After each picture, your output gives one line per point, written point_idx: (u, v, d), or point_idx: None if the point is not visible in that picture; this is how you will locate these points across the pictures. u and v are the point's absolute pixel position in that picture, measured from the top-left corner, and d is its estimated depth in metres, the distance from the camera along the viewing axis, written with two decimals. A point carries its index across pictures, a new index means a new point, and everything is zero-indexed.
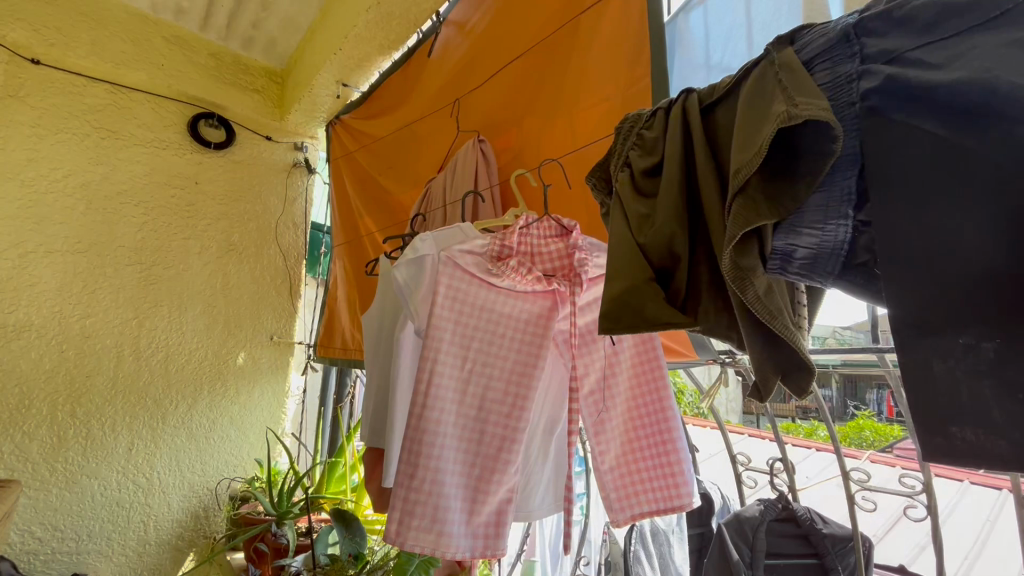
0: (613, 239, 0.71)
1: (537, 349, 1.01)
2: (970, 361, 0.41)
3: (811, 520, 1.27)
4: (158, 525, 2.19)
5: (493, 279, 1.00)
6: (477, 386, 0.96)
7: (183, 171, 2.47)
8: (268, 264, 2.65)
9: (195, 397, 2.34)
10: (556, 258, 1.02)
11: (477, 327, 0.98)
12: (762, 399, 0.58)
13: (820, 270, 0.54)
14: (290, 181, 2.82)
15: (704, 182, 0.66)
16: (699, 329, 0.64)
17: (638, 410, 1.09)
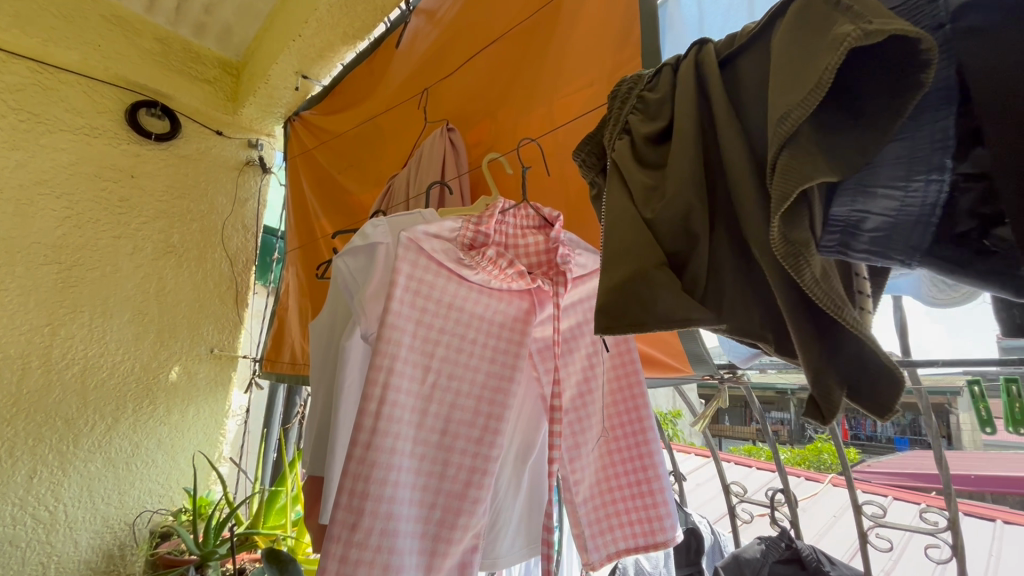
0: (611, 218, 0.57)
1: (512, 360, 0.84)
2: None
3: (818, 562, 1.10)
4: (60, 568, 1.86)
5: (462, 273, 0.81)
6: (440, 404, 0.77)
7: (117, 162, 2.22)
8: (212, 269, 2.40)
9: (116, 417, 2.04)
10: (535, 252, 0.87)
11: (442, 330, 0.80)
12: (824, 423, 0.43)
13: (900, 243, 0.41)
14: (242, 180, 2.59)
15: (728, 144, 0.52)
16: (725, 328, 0.49)
17: (618, 432, 0.95)
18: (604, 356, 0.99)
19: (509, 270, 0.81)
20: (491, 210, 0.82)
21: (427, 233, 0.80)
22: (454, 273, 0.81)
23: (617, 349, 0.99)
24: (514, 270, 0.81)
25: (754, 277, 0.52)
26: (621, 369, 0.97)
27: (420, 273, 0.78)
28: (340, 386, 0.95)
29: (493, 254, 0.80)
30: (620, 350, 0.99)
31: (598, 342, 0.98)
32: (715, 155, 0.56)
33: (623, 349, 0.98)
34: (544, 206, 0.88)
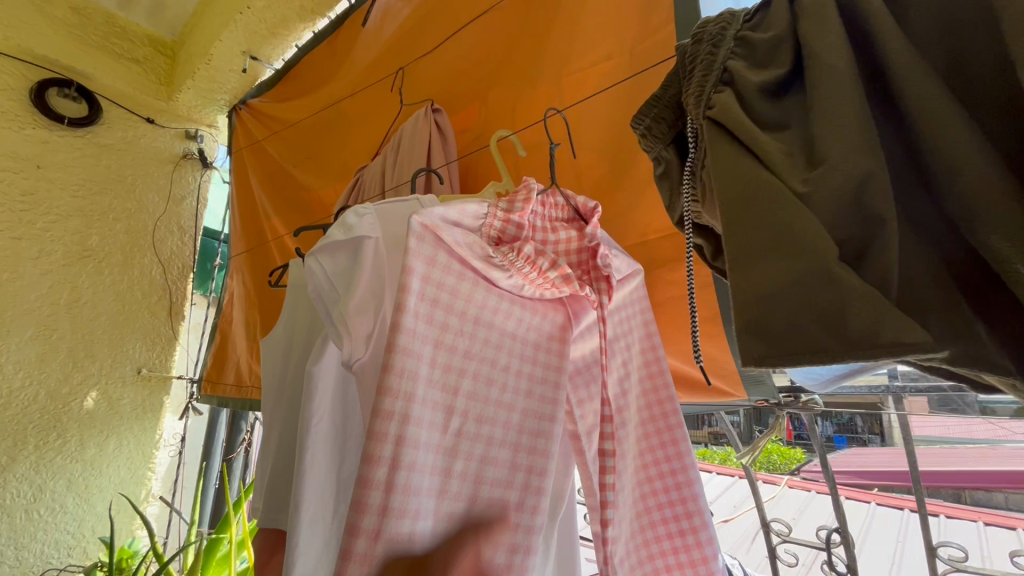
0: (733, 198, 0.40)
1: (549, 392, 0.68)
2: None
3: None
4: None
5: (492, 277, 0.64)
6: (467, 456, 0.59)
7: (19, 150, 1.85)
8: (139, 276, 2.06)
9: (12, 455, 1.67)
10: (569, 251, 0.71)
11: (466, 356, 0.61)
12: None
13: None
14: (178, 175, 2.25)
15: (920, 90, 0.36)
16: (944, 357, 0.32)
17: (659, 466, 0.75)
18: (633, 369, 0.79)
19: (551, 271, 0.65)
20: (523, 196, 0.66)
21: (452, 224, 0.62)
22: (479, 275, 0.64)
23: (648, 358, 0.79)
24: (559, 272, 0.65)
25: (967, 281, 0.35)
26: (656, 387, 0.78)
27: (440, 279, 0.60)
28: (304, 421, 0.72)
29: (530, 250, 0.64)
30: (652, 360, 0.79)
31: (631, 351, 0.78)
32: (888, 107, 0.39)
33: (652, 356, 0.78)
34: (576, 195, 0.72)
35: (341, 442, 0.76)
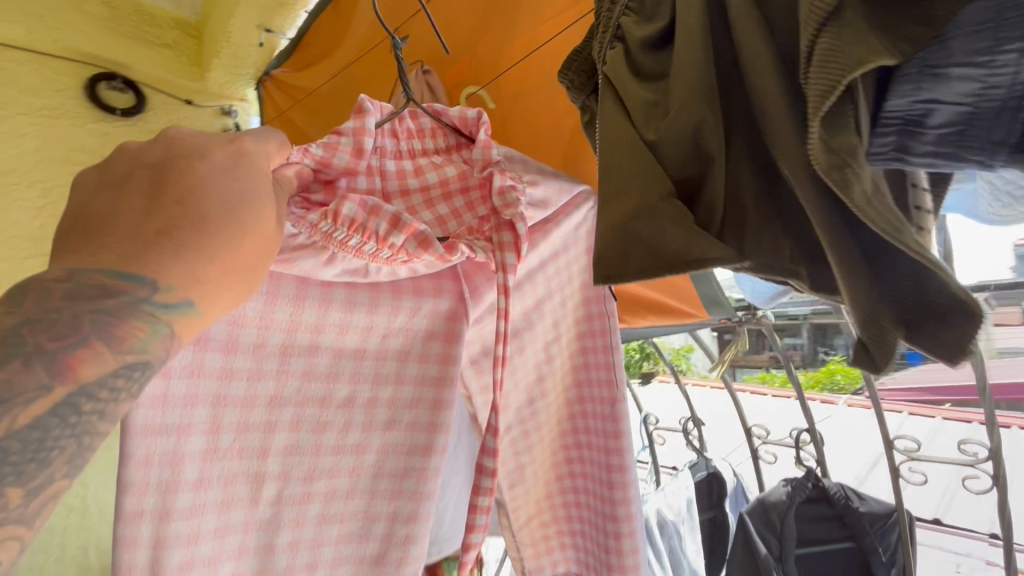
0: (603, 143, 0.48)
1: (409, 432, 0.71)
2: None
3: (846, 498, 0.96)
4: None
5: (306, 271, 0.59)
6: (263, 510, 0.62)
7: (87, 144, 1.92)
8: None
9: None
10: (450, 207, 0.70)
11: (275, 412, 0.63)
12: (876, 369, 0.36)
13: (976, 136, 0.30)
14: None
15: (745, 37, 0.42)
16: (749, 267, 0.42)
17: (574, 448, 0.77)
18: (565, 350, 0.79)
19: (392, 236, 0.58)
20: (347, 143, 0.60)
21: (287, 165, 0.56)
22: (301, 286, 0.62)
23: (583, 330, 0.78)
24: (405, 236, 0.58)
25: (784, 209, 0.43)
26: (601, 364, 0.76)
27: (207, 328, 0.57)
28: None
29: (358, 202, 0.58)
30: (591, 332, 0.78)
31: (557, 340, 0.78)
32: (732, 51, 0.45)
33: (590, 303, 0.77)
34: (449, 108, 0.67)
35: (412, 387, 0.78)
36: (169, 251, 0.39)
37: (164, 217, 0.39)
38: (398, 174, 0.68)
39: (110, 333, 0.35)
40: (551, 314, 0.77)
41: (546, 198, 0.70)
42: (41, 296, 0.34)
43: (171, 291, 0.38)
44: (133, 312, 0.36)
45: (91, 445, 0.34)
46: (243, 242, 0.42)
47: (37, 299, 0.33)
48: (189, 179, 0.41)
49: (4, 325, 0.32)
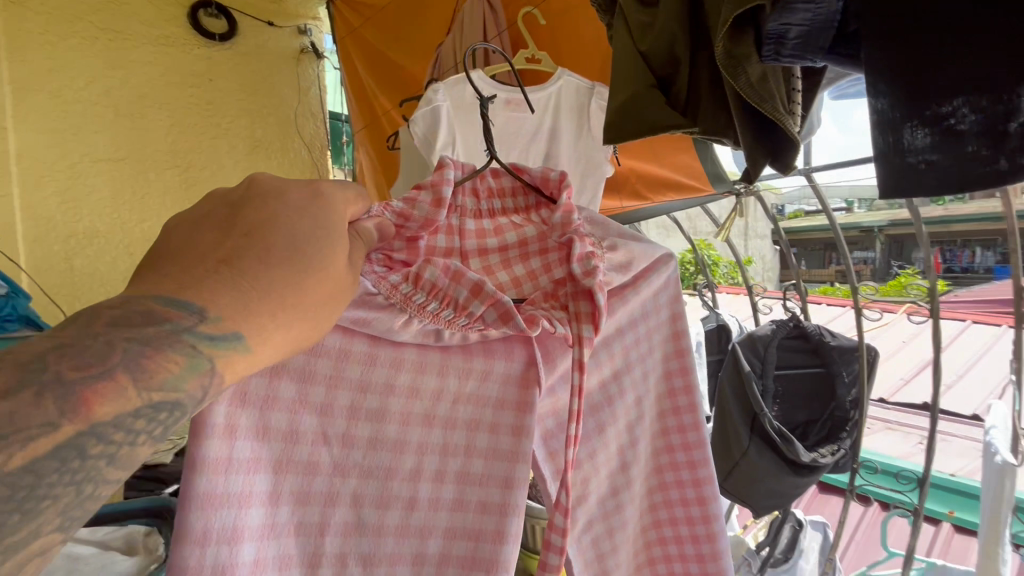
0: (614, 51, 0.72)
1: (480, 512, 0.65)
2: (945, 140, 0.42)
3: (820, 335, 1.27)
4: None
5: (382, 331, 0.59)
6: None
7: (195, 70, 2.19)
8: (294, 159, 2.48)
9: None
10: (524, 266, 0.70)
11: (339, 482, 0.61)
12: (784, 168, 0.62)
13: (812, 47, 0.53)
14: (301, 69, 2.51)
15: None
16: (698, 131, 0.67)
17: (662, 508, 0.79)
18: (647, 429, 0.78)
19: (473, 303, 0.59)
20: (428, 196, 0.62)
21: (368, 219, 0.57)
22: (367, 349, 0.61)
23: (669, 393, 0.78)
24: (487, 306, 0.58)
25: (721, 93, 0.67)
26: (689, 431, 0.77)
27: (275, 388, 0.57)
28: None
29: (442, 265, 0.61)
30: (677, 406, 0.77)
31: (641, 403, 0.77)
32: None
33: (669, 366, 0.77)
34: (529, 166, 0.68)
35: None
36: (234, 279, 0.39)
37: (233, 245, 0.40)
38: (477, 234, 0.70)
39: (140, 366, 0.34)
40: (632, 387, 0.76)
41: (628, 260, 0.69)
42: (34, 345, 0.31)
43: (229, 330, 0.37)
44: (172, 342, 0.35)
45: (96, 494, 0.32)
46: (307, 286, 0.42)
47: (81, 327, 0.33)
48: (267, 212, 0.43)
49: (34, 349, 0.31)
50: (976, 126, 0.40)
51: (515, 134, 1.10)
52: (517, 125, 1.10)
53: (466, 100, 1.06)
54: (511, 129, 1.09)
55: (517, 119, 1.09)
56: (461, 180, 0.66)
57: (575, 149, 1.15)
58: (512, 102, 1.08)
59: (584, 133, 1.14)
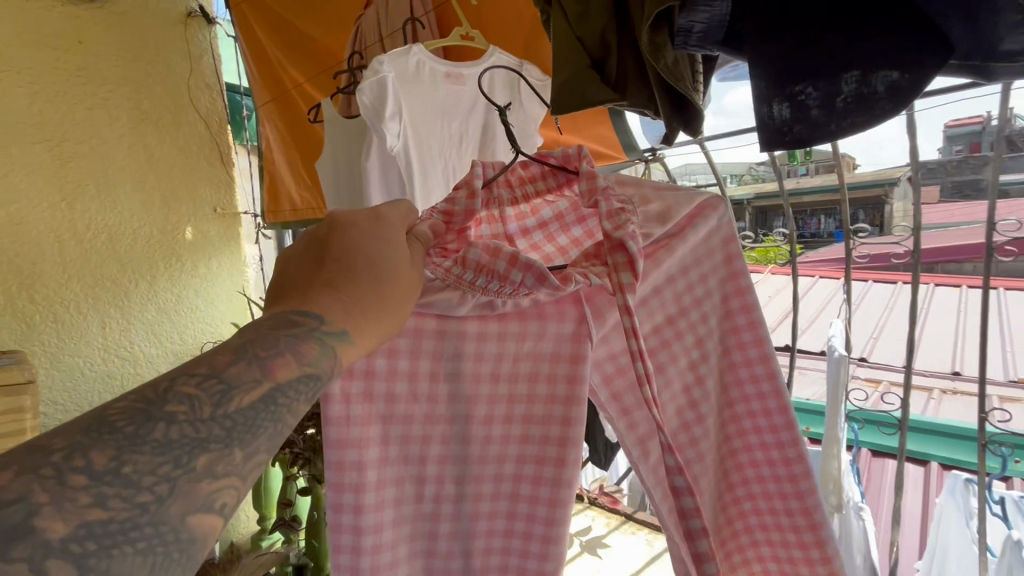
0: (557, 37, 0.85)
1: (542, 443, 0.73)
2: (795, 109, 0.60)
3: None
4: (143, 364, 1.94)
5: (444, 309, 0.66)
6: (446, 514, 0.71)
7: (63, 30, 1.75)
8: (190, 133, 2.03)
9: (152, 272, 1.95)
10: (565, 238, 0.81)
11: (430, 428, 0.69)
12: (694, 131, 0.81)
13: (710, 41, 0.66)
14: (190, 34, 2.03)
15: None
16: (626, 104, 0.83)
17: (740, 451, 0.76)
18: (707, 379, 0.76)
19: (514, 272, 0.62)
20: (464, 190, 0.64)
21: (419, 224, 0.63)
22: (436, 330, 0.68)
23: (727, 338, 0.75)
24: (523, 272, 0.61)
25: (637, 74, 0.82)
26: (755, 365, 0.73)
27: (372, 363, 0.65)
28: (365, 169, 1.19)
29: (484, 246, 0.64)
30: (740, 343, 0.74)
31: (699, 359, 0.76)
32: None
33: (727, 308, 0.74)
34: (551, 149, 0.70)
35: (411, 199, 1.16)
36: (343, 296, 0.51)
37: (330, 270, 0.53)
38: (515, 218, 0.79)
39: (297, 349, 0.46)
40: (690, 333, 0.75)
41: (664, 211, 0.69)
42: (230, 345, 0.45)
43: (333, 332, 0.49)
44: (306, 338, 0.47)
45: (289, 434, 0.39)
46: (383, 283, 0.54)
47: (253, 326, 0.47)
48: (344, 242, 0.54)
49: (233, 345, 0.44)
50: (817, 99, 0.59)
51: (455, 106, 1.18)
52: (456, 98, 1.18)
53: (410, 73, 1.12)
54: (450, 101, 1.17)
55: (457, 93, 1.17)
56: (494, 177, 0.70)
57: (506, 118, 1.22)
58: (454, 76, 1.16)
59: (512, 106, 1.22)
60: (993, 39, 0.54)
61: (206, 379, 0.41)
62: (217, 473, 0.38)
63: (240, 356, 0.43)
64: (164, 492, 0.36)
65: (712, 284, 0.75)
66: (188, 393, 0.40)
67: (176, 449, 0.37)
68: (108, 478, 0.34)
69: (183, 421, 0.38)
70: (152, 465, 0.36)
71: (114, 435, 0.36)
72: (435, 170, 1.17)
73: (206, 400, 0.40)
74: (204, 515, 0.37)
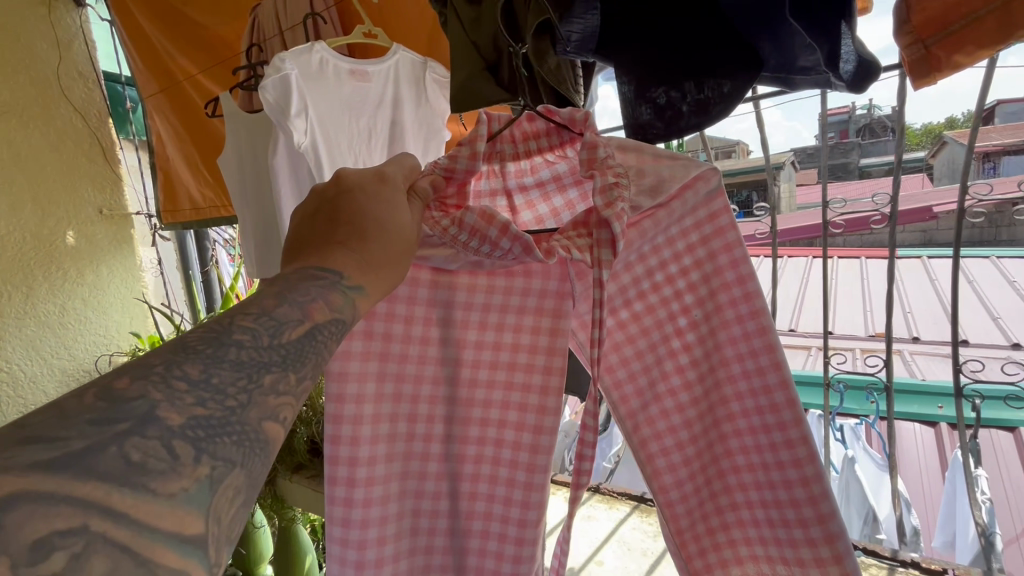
0: (451, 42, 0.90)
1: None
2: (655, 110, 0.67)
3: None
4: (25, 387, 1.73)
5: (433, 256, 0.54)
6: (435, 480, 0.57)
7: None
8: (62, 128, 1.83)
9: (28, 283, 1.74)
10: (563, 200, 0.63)
11: (426, 394, 0.56)
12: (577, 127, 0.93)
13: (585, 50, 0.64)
14: (54, 16, 1.80)
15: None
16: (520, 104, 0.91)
17: (725, 436, 0.57)
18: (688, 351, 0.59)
19: (502, 240, 0.48)
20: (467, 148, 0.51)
21: (421, 176, 0.52)
22: (435, 278, 0.56)
23: (713, 299, 0.57)
24: (509, 240, 0.48)
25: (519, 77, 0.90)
26: (754, 339, 0.55)
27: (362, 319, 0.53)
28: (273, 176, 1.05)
29: (479, 210, 0.49)
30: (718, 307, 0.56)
31: (679, 325, 0.59)
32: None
33: (712, 262, 0.56)
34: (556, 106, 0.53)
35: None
36: (360, 249, 0.44)
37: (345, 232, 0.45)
38: (517, 174, 0.61)
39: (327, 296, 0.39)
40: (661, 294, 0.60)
41: (658, 182, 0.55)
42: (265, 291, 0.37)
43: (354, 289, 0.42)
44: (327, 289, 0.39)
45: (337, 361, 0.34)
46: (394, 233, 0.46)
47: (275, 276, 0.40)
48: (356, 203, 0.46)
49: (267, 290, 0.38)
50: (670, 104, 0.67)
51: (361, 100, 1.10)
52: (363, 94, 1.09)
53: (313, 70, 1.03)
54: (356, 96, 1.09)
55: (362, 89, 1.09)
56: (498, 130, 0.54)
57: (414, 115, 1.16)
58: (358, 73, 1.08)
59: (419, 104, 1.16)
60: (791, 57, 0.60)
61: (260, 314, 0.35)
62: (280, 391, 0.33)
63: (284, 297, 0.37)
64: (240, 400, 0.31)
65: (700, 231, 0.57)
66: (252, 325, 0.34)
67: (250, 367, 0.32)
68: (201, 384, 0.30)
69: (252, 346, 0.33)
70: (221, 376, 0.31)
71: (198, 354, 0.31)
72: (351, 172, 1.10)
73: (264, 331, 0.34)
74: (275, 422, 0.32)
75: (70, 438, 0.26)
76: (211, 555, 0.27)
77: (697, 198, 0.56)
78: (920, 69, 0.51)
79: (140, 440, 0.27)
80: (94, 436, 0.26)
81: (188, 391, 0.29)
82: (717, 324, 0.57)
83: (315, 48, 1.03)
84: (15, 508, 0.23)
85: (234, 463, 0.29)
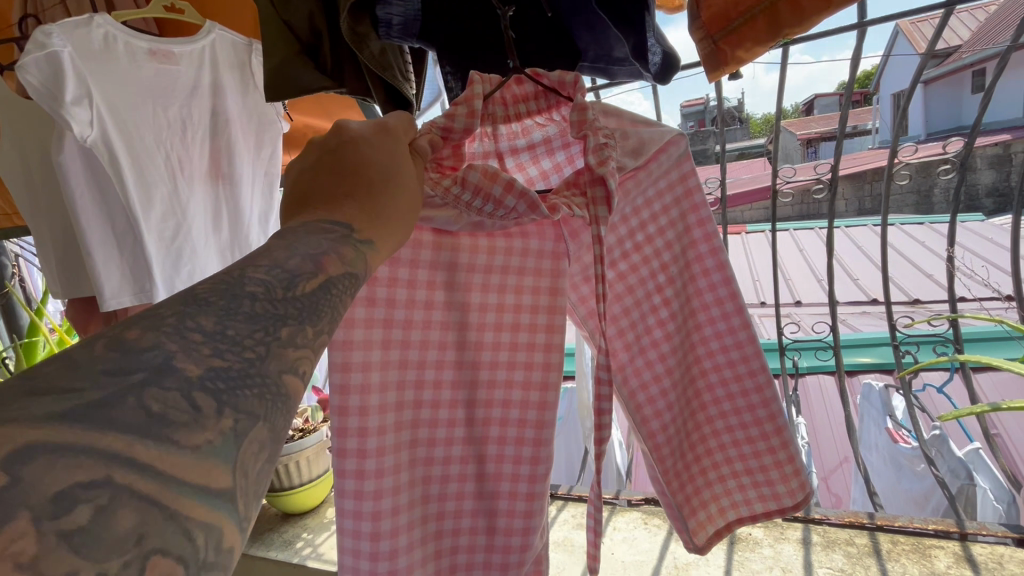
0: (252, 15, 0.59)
1: None
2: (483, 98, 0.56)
3: None
4: None
5: (442, 226, 0.42)
6: (457, 476, 0.47)
7: None
8: None
9: None
10: (553, 166, 0.52)
11: (435, 391, 0.45)
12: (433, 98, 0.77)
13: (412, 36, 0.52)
14: None
15: None
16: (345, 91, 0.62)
17: (703, 383, 0.51)
18: (664, 304, 0.51)
19: (507, 198, 0.40)
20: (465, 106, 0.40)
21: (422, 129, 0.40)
22: (439, 239, 0.44)
23: (688, 261, 0.50)
24: (515, 197, 0.40)
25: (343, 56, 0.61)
26: (727, 303, 0.48)
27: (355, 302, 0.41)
28: (75, 217, 0.68)
29: (482, 166, 0.40)
30: (688, 248, 0.50)
31: (657, 294, 0.51)
32: None
33: (679, 219, 0.50)
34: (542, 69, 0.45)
35: (169, 246, 0.72)
36: (371, 204, 0.29)
37: (348, 184, 0.29)
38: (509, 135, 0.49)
39: (314, 259, 0.24)
40: (650, 256, 0.51)
41: (640, 144, 0.48)
42: (272, 247, 0.24)
43: (372, 246, 0.27)
44: (333, 244, 0.25)
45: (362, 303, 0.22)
46: (402, 197, 0.31)
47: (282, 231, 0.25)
48: (356, 154, 0.30)
49: (273, 245, 0.24)
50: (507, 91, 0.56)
51: (172, 92, 0.72)
52: (172, 83, 0.72)
53: (96, 53, 0.65)
54: (161, 87, 0.71)
55: (171, 76, 0.71)
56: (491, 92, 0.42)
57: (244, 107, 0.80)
58: (161, 53, 0.70)
59: (249, 92, 0.79)
60: (608, 46, 0.54)
61: (272, 263, 0.23)
62: (299, 345, 0.21)
63: (295, 247, 0.24)
64: (259, 352, 0.19)
65: (668, 190, 0.50)
66: (262, 277, 0.22)
67: (251, 343, 0.19)
68: (217, 335, 0.19)
69: (263, 298, 0.21)
70: (238, 327, 0.19)
71: (205, 306, 0.20)
72: (189, 196, 0.74)
73: (278, 284, 0.22)
74: (297, 377, 0.20)
75: (83, 390, 0.16)
76: (244, 508, 0.17)
77: (669, 159, 0.49)
78: (710, 61, 0.44)
79: (161, 392, 0.17)
80: (107, 388, 0.16)
81: (204, 341, 0.19)
82: (688, 291, 0.50)
83: (93, 18, 0.65)
84: (33, 459, 0.14)
85: (258, 417, 0.18)
